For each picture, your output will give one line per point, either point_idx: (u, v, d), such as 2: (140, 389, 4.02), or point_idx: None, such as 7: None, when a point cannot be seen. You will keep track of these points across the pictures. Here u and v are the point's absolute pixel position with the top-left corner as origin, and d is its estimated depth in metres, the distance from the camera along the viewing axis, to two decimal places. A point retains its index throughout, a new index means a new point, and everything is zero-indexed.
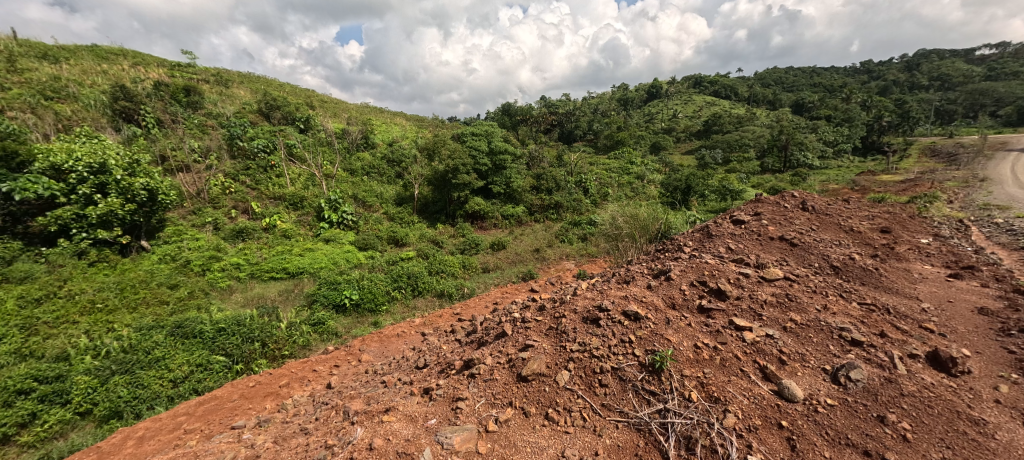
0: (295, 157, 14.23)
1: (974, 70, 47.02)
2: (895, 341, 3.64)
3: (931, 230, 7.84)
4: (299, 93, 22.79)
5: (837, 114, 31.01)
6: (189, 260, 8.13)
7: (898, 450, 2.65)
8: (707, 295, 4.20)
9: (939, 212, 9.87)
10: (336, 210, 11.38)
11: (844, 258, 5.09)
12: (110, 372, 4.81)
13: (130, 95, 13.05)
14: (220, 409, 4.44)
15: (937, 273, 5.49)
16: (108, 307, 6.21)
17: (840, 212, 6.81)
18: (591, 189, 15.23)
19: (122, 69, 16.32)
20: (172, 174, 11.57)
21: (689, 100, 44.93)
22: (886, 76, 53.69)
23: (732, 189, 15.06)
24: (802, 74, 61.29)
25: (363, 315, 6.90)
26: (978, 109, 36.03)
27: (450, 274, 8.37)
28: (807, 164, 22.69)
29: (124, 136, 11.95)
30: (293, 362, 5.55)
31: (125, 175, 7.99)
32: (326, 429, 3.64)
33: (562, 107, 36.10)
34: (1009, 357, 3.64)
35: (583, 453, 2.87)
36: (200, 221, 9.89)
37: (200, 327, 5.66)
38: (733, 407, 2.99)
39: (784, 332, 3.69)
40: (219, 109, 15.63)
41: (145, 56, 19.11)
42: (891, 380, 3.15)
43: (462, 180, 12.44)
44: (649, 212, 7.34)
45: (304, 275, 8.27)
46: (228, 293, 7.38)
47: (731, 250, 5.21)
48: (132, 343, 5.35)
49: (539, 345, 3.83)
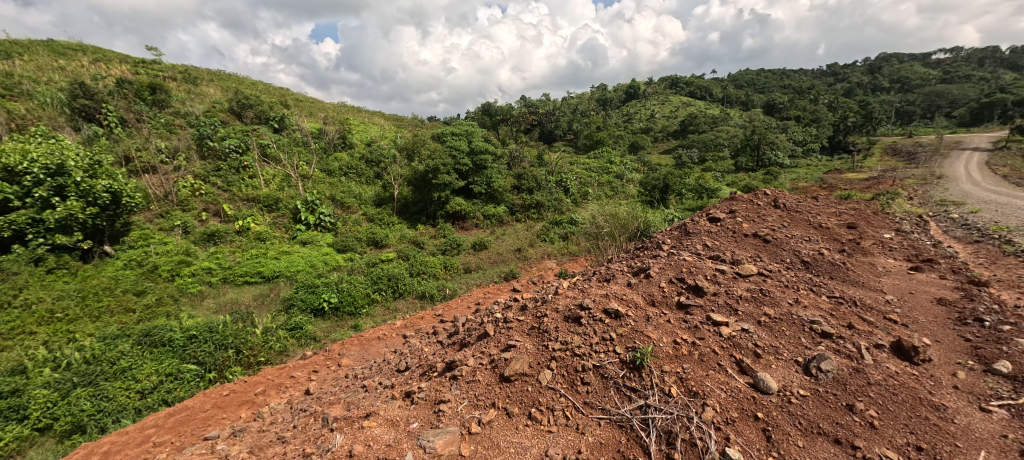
0: (269, 157, 13.85)
1: (931, 73, 49.61)
2: (862, 332, 3.80)
3: (894, 225, 8.24)
4: (273, 91, 22.16)
5: (806, 115, 32.23)
6: (157, 266, 7.80)
7: (866, 437, 2.76)
8: (685, 292, 4.28)
9: (902, 208, 10.41)
10: (313, 211, 11.12)
11: (814, 254, 5.30)
12: (72, 385, 4.53)
13: (90, 93, 12.42)
14: (192, 420, 4.27)
15: (900, 267, 5.76)
16: (69, 316, 5.89)
17: (810, 209, 7.08)
18: (571, 188, 15.37)
19: (81, 65, 15.52)
20: (137, 176, 11.09)
21: (666, 100, 45.90)
22: (851, 77, 56.22)
23: (708, 188, 15.45)
24: (774, 76, 63.48)
25: (342, 318, 6.76)
26: (934, 110, 38.27)
27: (431, 275, 8.27)
28: (777, 162, 23.52)
29: (84, 136, 11.37)
30: (270, 368, 5.40)
31: (86, 177, 7.53)
32: (304, 436, 3.54)
33: (542, 107, 36.42)
34: (965, 345, 3.85)
35: (566, 452, 2.87)
36: (169, 224, 9.53)
37: (170, 335, 5.44)
38: (712, 400, 3.05)
39: (759, 326, 3.79)
40: (188, 108, 15.03)
41: (106, 53, 18.25)
42: (858, 370, 3.29)
43: (443, 181, 12.28)
44: (628, 211, 7.46)
45: (280, 279, 8.04)
46: (199, 299, 7.10)
47: (708, 247, 5.32)
48: (95, 353, 5.07)
49: (521, 345, 3.84)
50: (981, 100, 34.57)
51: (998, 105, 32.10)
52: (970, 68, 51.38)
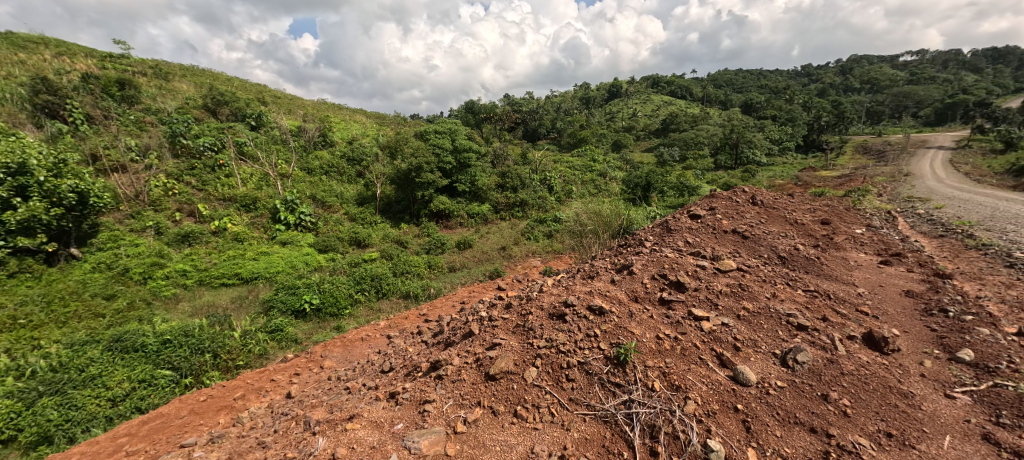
0: (246, 155, 13.48)
1: (898, 75, 51.68)
2: (836, 324, 3.93)
3: (865, 221, 8.54)
4: (250, 88, 21.57)
5: (782, 115, 33.15)
6: (128, 269, 7.51)
7: (840, 425, 2.86)
8: (667, 288, 4.36)
9: (872, 204, 10.83)
10: (293, 211, 10.86)
11: (790, 249, 5.46)
12: (38, 395, 4.31)
13: (53, 89, 11.86)
14: (168, 427, 4.12)
15: (871, 261, 5.99)
16: (33, 322, 5.63)
17: (786, 206, 7.29)
18: (555, 187, 15.43)
19: (43, 59, 14.77)
20: (106, 175, 10.64)
21: (648, 99, 46.58)
22: (823, 78, 58.19)
23: (689, 186, 15.74)
24: (750, 76, 65.17)
25: (324, 320, 6.63)
26: (901, 110, 39.93)
27: (415, 275, 8.20)
28: (755, 161, 24.10)
29: (47, 133, 10.85)
30: (249, 372, 5.26)
31: (50, 177, 7.13)
32: (285, 441, 3.47)
33: (525, 106, 36.43)
34: (931, 335, 4.03)
35: (552, 449, 2.89)
36: (141, 225, 9.18)
37: (143, 340, 5.25)
38: (694, 393, 3.11)
39: (738, 320, 3.89)
40: (160, 104, 14.49)
41: (71, 46, 17.43)
42: (832, 361, 3.40)
43: (426, 179, 12.14)
44: (611, 208, 7.52)
45: (259, 280, 7.83)
46: (174, 302, 6.86)
47: (689, 244, 5.41)
48: (62, 360, 4.84)
49: (506, 343, 3.84)
50: (945, 101, 36.20)
51: (960, 106, 33.69)
52: (934, 70, 53.83)
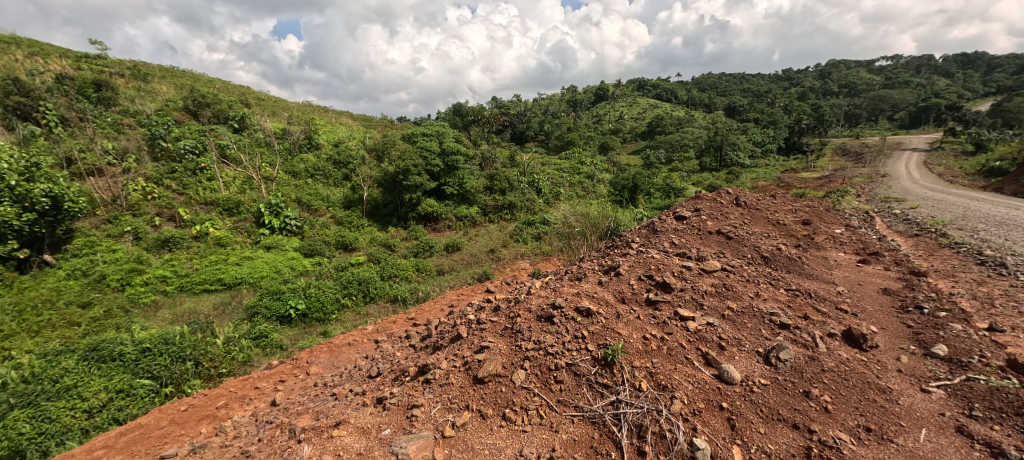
0: (228, 158, 13.23)
1: (874, 79, 53.49)
2: (817, 322, 4.02)
3: (845, 221, 8.77)
4: (232, 89, 21.19)
5: (765, 117, 33.87)
6: (104, 275, 7.27)
7: (822, 421, 2.92)
8: (654, 289, 4.40)
9: (850, 205, 11.13)
10: (278, 215, 10.68)
11: (772, 249, 5.58)
12: (9, 407, 4.14)
13: (26, 90, 11.48)
14: (147, 439, 4.00)
15: (850, 260, 6.14)
16: (5, 332, 5.44)
17: (768, 207, 7.44)
18: (543, 189, 15.50)
19: (15, 59, 14.29)
20: (81, 179, 10.34)
21: (634, 102, 47.18)
22: (803, 82, 59.89)
23: (675, 187, 15.99)
24: (734, 79, 66.49)
25: (311, 325, 6.54)
26: (878, 113, 41.24)
27: (403, 278, 8.16)
28: (738, 163, 24.58)
29: (19, 136, 10.48)
30: (232, 380, 5.16)
31: (22, 181, 6.88)
32: (269, 450, 3.40)
33: (513, 108, 36.50)
34: (907, 331, 4.16)
35: (540, 451, 2.89)
36: (118, 231, 8.92)
37: (121, 348, 5.08)
38: (680, 393, 3.14)
39: (722, 319, 3.95)
40: (138, 106, 14.11)
41: (44, 46, 16.89)
42: (813, 358, 3.48)
43: (414, 182, 12.07)
44: (599, 210, 7.58)
45: (243, 285, 7.67)
46: (153, 309, 6.68)
47: (675, 245, 5.48)
48: (35, 371, 4.66)
49: (494, 346, 3.84)
50: (918, 105, 37.54)
51: (933, 109, 34.96)
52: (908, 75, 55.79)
